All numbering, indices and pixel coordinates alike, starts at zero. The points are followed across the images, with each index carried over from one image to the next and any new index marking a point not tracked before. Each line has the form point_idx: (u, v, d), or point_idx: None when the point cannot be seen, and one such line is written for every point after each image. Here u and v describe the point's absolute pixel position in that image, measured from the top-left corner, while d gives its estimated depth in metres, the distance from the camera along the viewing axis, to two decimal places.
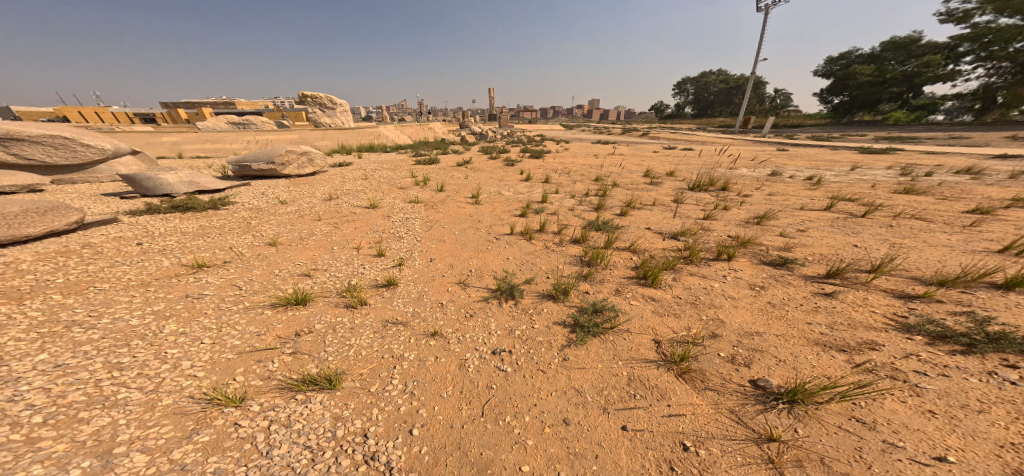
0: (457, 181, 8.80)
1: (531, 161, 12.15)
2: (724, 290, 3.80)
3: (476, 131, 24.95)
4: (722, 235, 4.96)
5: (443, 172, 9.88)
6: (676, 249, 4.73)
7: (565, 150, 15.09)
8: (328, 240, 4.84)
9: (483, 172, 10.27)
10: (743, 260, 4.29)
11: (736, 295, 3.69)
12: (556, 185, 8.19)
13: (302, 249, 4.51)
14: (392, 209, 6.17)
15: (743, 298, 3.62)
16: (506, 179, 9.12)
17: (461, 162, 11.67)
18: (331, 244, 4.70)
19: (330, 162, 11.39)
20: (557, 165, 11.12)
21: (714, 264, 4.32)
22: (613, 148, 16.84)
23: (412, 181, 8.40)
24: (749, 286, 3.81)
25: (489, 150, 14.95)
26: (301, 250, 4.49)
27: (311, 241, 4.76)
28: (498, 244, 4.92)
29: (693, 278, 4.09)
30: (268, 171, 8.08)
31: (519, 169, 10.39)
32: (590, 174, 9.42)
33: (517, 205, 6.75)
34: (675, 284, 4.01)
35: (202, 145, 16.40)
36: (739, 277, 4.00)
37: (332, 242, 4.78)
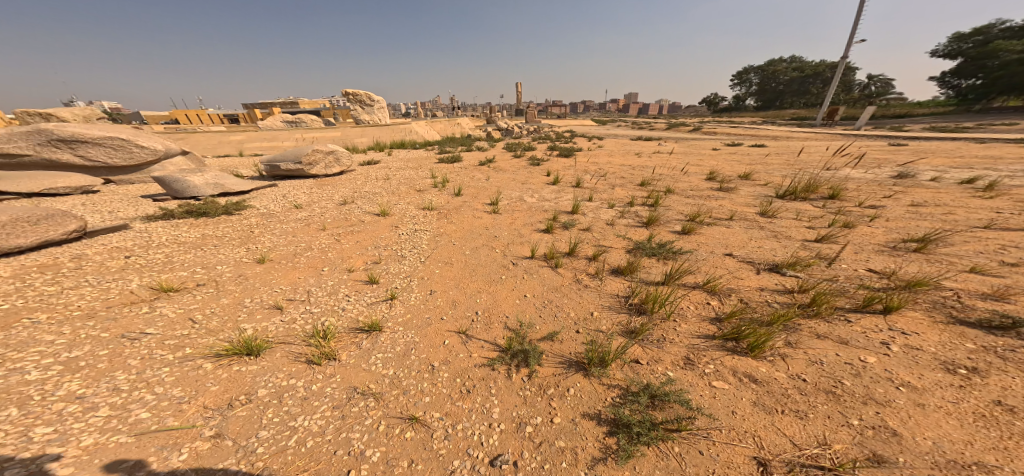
0: (484, 183, 7.83)
1: (568, 160, 10.82)
2: (892, 368, 2.28)
3: (515, 128, 23.96)
4: (859, 269, 3.30)
5: (470, 174, 9.00)
6: (784, 289, 3.20)
7: (605, 148, 13.62)
8: (320, 257, 4.13)
9: (513, 172, 9.21)
10: (917, 316, 2.68)
11: (922, 382, 2.16)
12: (598, 191, 6.85)
13: (287, 269, 3.84)
14: (403, 218, 5.37)
15: (934, 392, 2.08)
16: (539, 181, 7.97)
17: (488, 160, 10.87)
18: (321, 264, 3.98)
19: (361, 161, 11.20)
20: (599, 165, 9.66)
21: (857, 320, 2.74)
22: (663, 145, 14.87)
23: (433, 182, 7.69)
24: (944, 368, 2.22)
25: (524, 147, 13.83)
26: (285, 269, 3.83)
27: (301, 258, 4.09)
28: (518, 275, 3.80)
29: (824, 344, 2.57)
30: (297, 171, 7.80)
31: (555, 170, 9.14)
32: (639, 177, 7.89)
33: (548, 215, 5.58)
34: (791, 354, 2.55)
35: (263, 143, 18.13)
36: (917, 348, 2.40)
37: (323, 260, 4.06)
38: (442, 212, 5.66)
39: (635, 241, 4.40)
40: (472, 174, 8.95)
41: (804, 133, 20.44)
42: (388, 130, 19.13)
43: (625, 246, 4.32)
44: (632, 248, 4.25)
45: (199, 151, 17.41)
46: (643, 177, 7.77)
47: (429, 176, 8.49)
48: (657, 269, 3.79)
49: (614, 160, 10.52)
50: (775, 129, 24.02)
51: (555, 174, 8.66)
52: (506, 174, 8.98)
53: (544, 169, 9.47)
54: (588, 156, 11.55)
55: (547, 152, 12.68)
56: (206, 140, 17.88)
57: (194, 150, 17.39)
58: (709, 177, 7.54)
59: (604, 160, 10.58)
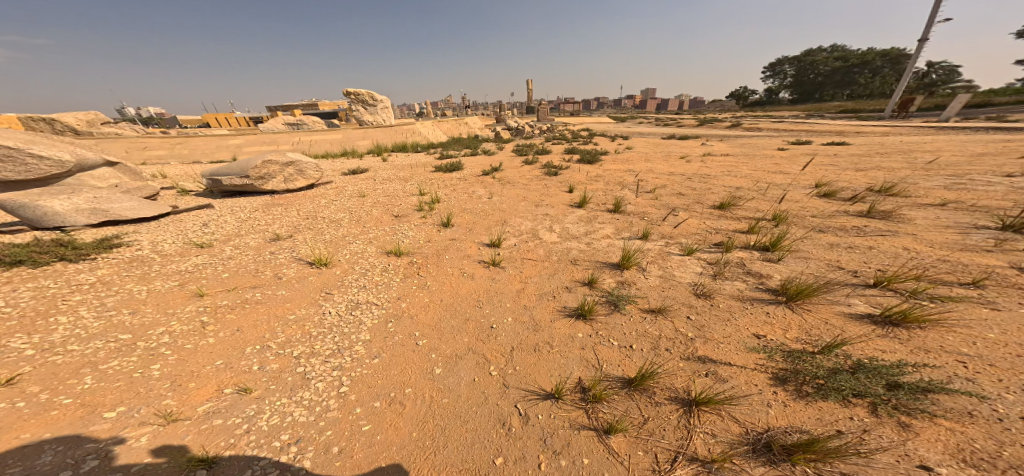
0: (486, 206, 5.71)
1: (598, 167, 8.52)
2: None
3: (532, 128, 21.72)
4: None
5: (472, 190, 6.89)
6: None
7: (636, 151, 11.32)
8: (133, 379, 2.13)
9: (526, 186, 7.02)
10: None
11: None
12: (656, 218, 4.53)
13: (28, 419, 1.82)
14: (339, 279, 3.41)
15: None
16: (566, 201, 5.78)
17: (495, 168, 8.84)
18: (120, 399, 1.99)
19: (347, 170, 9.39)
20: (642, 174, 7.28)
21: None
22: (707, 145, 12.43)
23: (417, 205, 5.80)
24: None
25: (542, 150, 11.55)
26: (23, 421, 1.80)
27: (92, 381, 2.07)
28: (526, 469, 1.82)
29: None
30: (245, 187, 5.87)
31: (584, 183, 6.87)
32: (709, 191, 5.49)
33: (585, 275, 3.43)
34: None
35: (260, 146, 16.84)
36: None
37: (131, 390, 2.05)
38: (415, 268, 3.63)
39: (786, 357, 2.18)
40: (476, 191, 6.84)
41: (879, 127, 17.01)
42: (392, 133, 17.33)
43: (767, 372, 2.13)
44: (791, 376, 2.07)
45: (193, 157, 16.02)
46: (717, 192, 5.36)
47: (418, 195, 6.47)
48: (900, 471, 1.51)
49: (660, 166, 8.10)
50: (837, 124, 20.57)
51: (584, 189, 6.44)
52: (518, 189, 6.80)
53: (569, 181, 7.23)
54: (623, 160, 9.17)
55: (570, 157, 10.38)
56: (202, 144, 16.54)
57: (189, 156, 16.04)
58: (823, 189, 5.02)
59: (646, 166, 8.18)
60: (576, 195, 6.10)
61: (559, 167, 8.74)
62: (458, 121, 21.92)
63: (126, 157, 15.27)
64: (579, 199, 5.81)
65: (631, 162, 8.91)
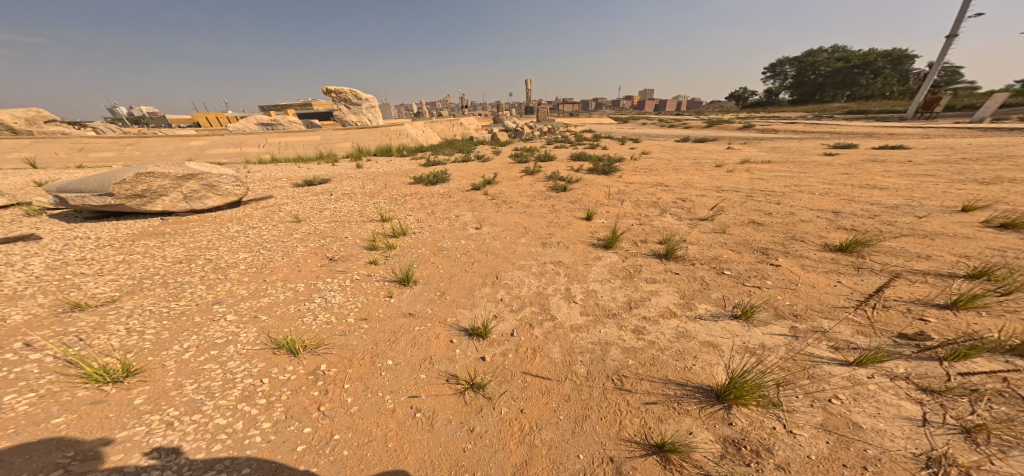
0: (465, 244, 4.05)
1: (615, 180, 6.78)
2: None
3: (534, 130, 19.81)
4: None
5: (452, 214, 5.17)
6: None
7: (657, 157, 9.59)
8: None
9: (525, 207, 5.33)
10: None
11: None
12: (738, 277, 2.89)
13: None
14: (124, 425, 1.72)
15: None
16: (581, 236, 4.12)
17: (489, 179, 7.10)
18: None
19: (304, 181, 7.57)
20: (678, 190, 5.57)
21: None
22: (738, 150, 10.72)
23: (370, 239, 4.07)
24: None
25: (546, 157, 9.76)
26: None
27: None
28: None
29: None
30: (114, 208, 4.03)
31: (602, 205, 5.19)
32: (792, 220, 3.77)
33: (638, 435, 1.85)
34: None
35: (226, 148, 14.92)
36: None
37: None
38: (313, 401, 2.03)
39: None
40: (454, 214, 5.14)
41: (925, 127, 15.16)
42: (376, 134, 15.39)
43: None
44: None
45: (146, 160, 14.02)
46: (807, 223, 3.64)
47: (376, 221, 4.73)
48: None
49: (696, 178, 6.38)
50: (871, 124, 18.75)
51: (603, 215, 4.77)
52: (513, 213, 5.08)
53: (582, 201, 5.52)
54: (647, 171, 7.42)
55: (580, 166, 8.60)
56: (158, 145, 14.54)
57: (141, 158, 14.02)
58: (982, 217, 3.28)
59: (679, 178, 6.44)
60: (592, 225, 4.43)
61: (567, 179, 7.00)
62: (452, 122, 19.96)
63: (69, 159, 13.33)
64: (600, 234, 4.16)
65: (657, 172, 7.17)
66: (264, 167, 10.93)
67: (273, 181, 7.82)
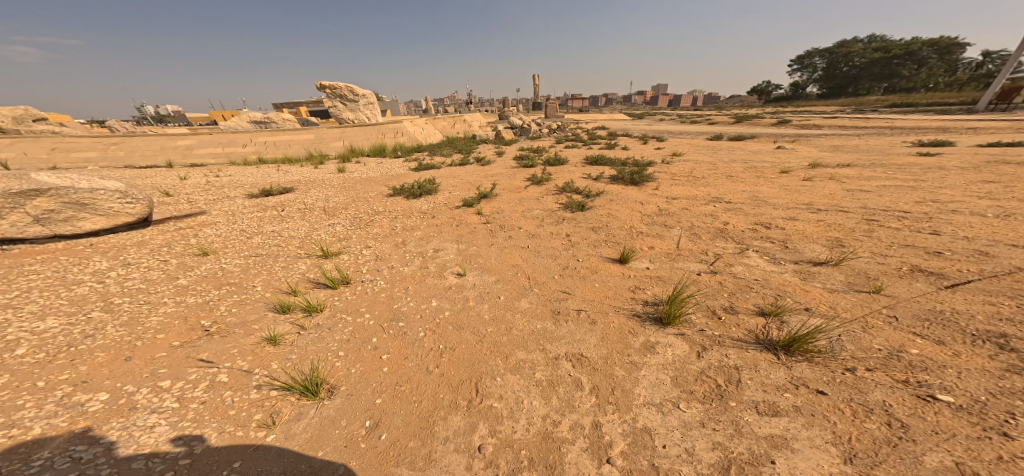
0: (432, 311, 2.78)
1: (650, 193, 5.24)
2: None
3: (546, 128, 18.15)
4: None
5: (425, 245, 3.80)
6: None
7: (694, 159, 7.97)
8: None
9: (529, 237, 3.92)
10: None
11: None
12: (977, 421, 1.59)
13: None
14: None
15: None
16: (624, 300, 2.80)
17: (486, 190, 5.68)
18: None
19: (262, 189, 6.24)
20: (745, 212, 4.03)
21: None
22: (792, 149, 8.96)
23: (281, 295, 2.77)
24: None
25: (557, 159, 8.21)
26: None
27: None
28: None
29: None
30: None
31: (638, 238, 3.74)
32: (1005, 270, 2.38)
33: None
34: None
35: (213, 149, 13.75)
36: None
37: None
38: None
39: None
40: (427, 246, 3.77)
41: (1011, 121, 12.86)
42: (371, 132, 14.02)
43: None
44: None
45: (128, 161, 12.98)
46: None
47: (316, 257, 3.39)
48: None
49: (761, 191, 4.79)
50: (937, 118, 16.24)
51: (641, 257, 3.36)
52: (511, 248, 3.69)
53: (606, 228, 4.07)
54: (689, 179, 5.83)
55: (600, 172, 7.08)
56: (143, 144, 13.48)
57: (124, 159, 13.02)
58: None
59: (736, 192, 4.85)
60: (629, 277, 3.07)
61: (584, 191, 5.52)
62: (457, 119, 18.48)
63: (48, 160, 12.40)
64: (644, 296, 2.82)
65: (703, 182, 5.59)
66: (240, 170, 9.68)
67: (228, 189, 6.50)
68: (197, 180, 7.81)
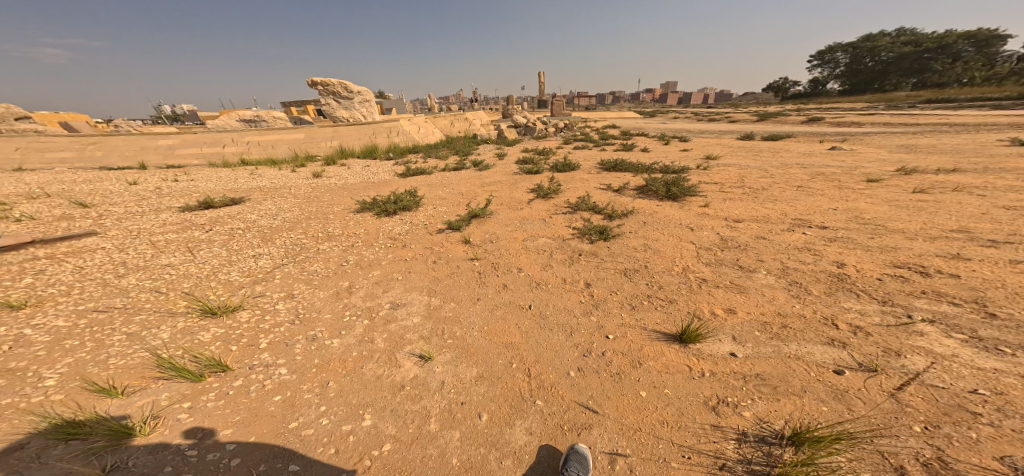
0: (359, 443, 1.74)
1: (696, 212, 3.99)
2: None
3: (555, 128, 16.85)
4: None
5: (381, 302, 2.82)
6: None
7: (736, 164, 6.64)
8: None
9: (530, 290, 2.89)
10: None
11: None
12: None
13: None
14: None
15: None
16: (700, 433, 1.69)
17: (480, 208, 4.53)
18: None
19: (205, 199, 5.11)
20: (867, 245, 2.90)
21: None
22: (852, 150, 7.54)
23: (88, 393, 1.74)
24: None
25: (568, 164, 6.91)
26: None
27: None
28: None
29: None
30: None
31: (717, 290, 2.68)
32: None
33: None
34: None
35: (199, 148, 12.38)
36: None
37: None
38: None
39: None
40: (383, 307, 2.77)
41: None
42: (364, 131, 12.81)
43: None
44: None
45: (107, 163, 12.00)
46: None
47: (194, 318, 2.37)
48: None
49: (862, 210, 3.48)
50: (998, 113, 14.44)
51: (715, 333, 2.33)
52: (505, 312, 2.67)
53: (645, 272, 2.99)
54: (744, 191, 4.53)
55: (621, 181, 5.83)
56: (123, 144, 12.42)
57: (102, 160, 12.03)
58: None
59: (823, 212, 3.55)
60: (717, 378, 2.01)
61: (606, 210, 4.29)
62: (461, 117, 17.22)
63: (20, 161, 11.52)
64: (740, 428, 1.69)
65: (765, 195, 4.28)
66: (210, 174, 8.56)
67: (168, 198, 5.37)
68: (148, 185, 6.69)
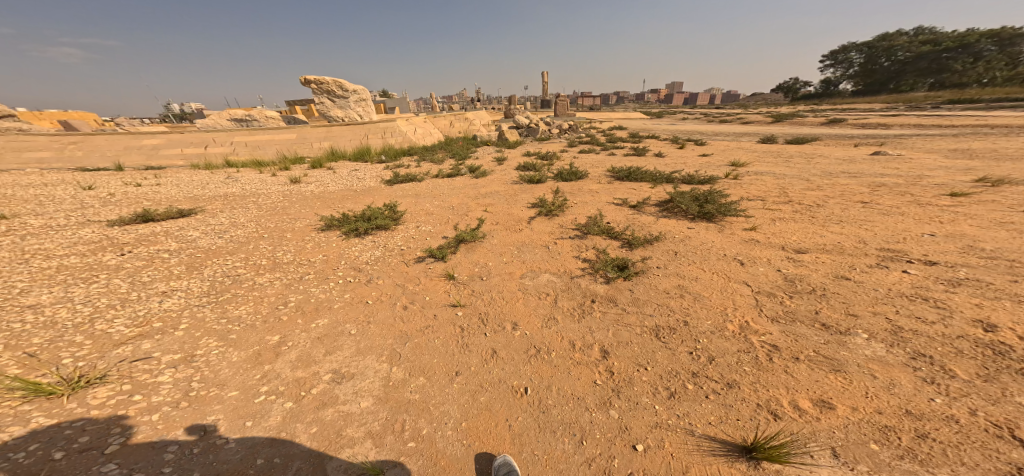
0: None
1: (743, 241, 3.24)
2: None
3: (561, 128, 16.04)
4: None
5: (321, 373, 2.10)
6: None
7: (769, 173, 5.82)
8: None
9: (526, 362, 2.19)
10: None
11: None
12: None
13: None
14: None
15: None
16: None
17: (470, 230, 3.77)
18: None
19: (148, 209, 4.37)
20: (1015, 297, 2.04)
21: None
22: (903, 154, 6.64)
23: None
24: None
25: (574, 171, 6.10)
26: None
27: None
28: None
29: None
30: None
31: (802, 371, 1.91)
32: None
33: None
34: None
35: (183, 148, 11.65)
36: None
37: None
38: None
39: None
40: (322, 382, 2.05)
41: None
42: (358, 131, 12.09)
43: None
44: None
45: (86, 163, 11.35)
46: None
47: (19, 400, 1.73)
48: None
49: (975, 239, 2.62)
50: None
51: (810, 447, 1.53)
52: (493, 398, 1.95)
53: (684, 335, 2.32)
54: (794, 208, 3.72)
55: (638, 194, 5.06)
56: (105, 143, 11.79)
57: (82, 160, 11.38)
58: None
59: (915, 241, 2.71)
60: None
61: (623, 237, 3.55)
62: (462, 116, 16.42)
63: None
64: None
65: (823, 215, 3.44)
66: (182, 176, 7.83)
67: (109, 208, 4.64)
68: (103, 190, 5.97)
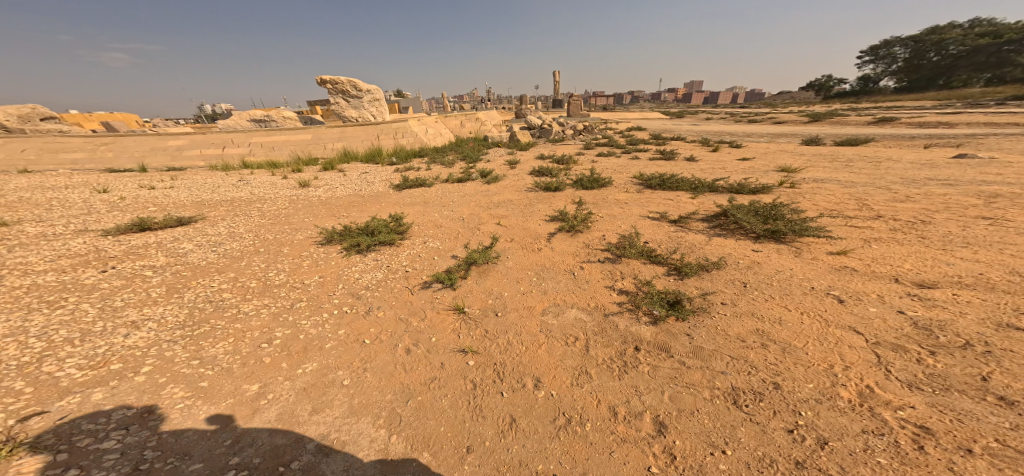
0: None
1: (839, 266, 2.62)
2: None
3: (581, 129, 15.45)
4: None
5: (304, 441, 1.63)
6: None
7: (828, 179, 5.10)
8: None
9: (552, 437, 1.64)
10: None
11: None
12: None
13: None
14: None
15: None
16: None
17: (487, 248, 3.29)
18: None
19: (148, 215, 4.10)
20: None
21: None
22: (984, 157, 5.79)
23: None
24: None
25: (596, 178, 5.50)
26: None
27: None
28: None
29: None
30: None
31: (986, 475, 1.27)
32: None
33: None
34: None
35: (205, 149, 11.77)
36: None
37: None
38: None
39: None
40: (305, 455, 1.57)
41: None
42: (372, 131, 11.90)
43: None
44: None
45: (115, 163, 11.59)
46: None
47: None
48: None
49: None
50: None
51: None
52: None
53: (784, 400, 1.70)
54: (888, 225, 3.05)
55: (678, 204, 4.45)
56: (133, 145, 12.04)
57: (112, 160, 11.64)
58: None
59: None
60: None
61: (671, 261, 2.97)
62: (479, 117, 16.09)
63: (32, 161, 11.23)
64: None
65: (935, 237, 2.72)
66: (197, 178, 7.73)
67: (111, 213, 4.41)
68: (115, 193, 5.83)
